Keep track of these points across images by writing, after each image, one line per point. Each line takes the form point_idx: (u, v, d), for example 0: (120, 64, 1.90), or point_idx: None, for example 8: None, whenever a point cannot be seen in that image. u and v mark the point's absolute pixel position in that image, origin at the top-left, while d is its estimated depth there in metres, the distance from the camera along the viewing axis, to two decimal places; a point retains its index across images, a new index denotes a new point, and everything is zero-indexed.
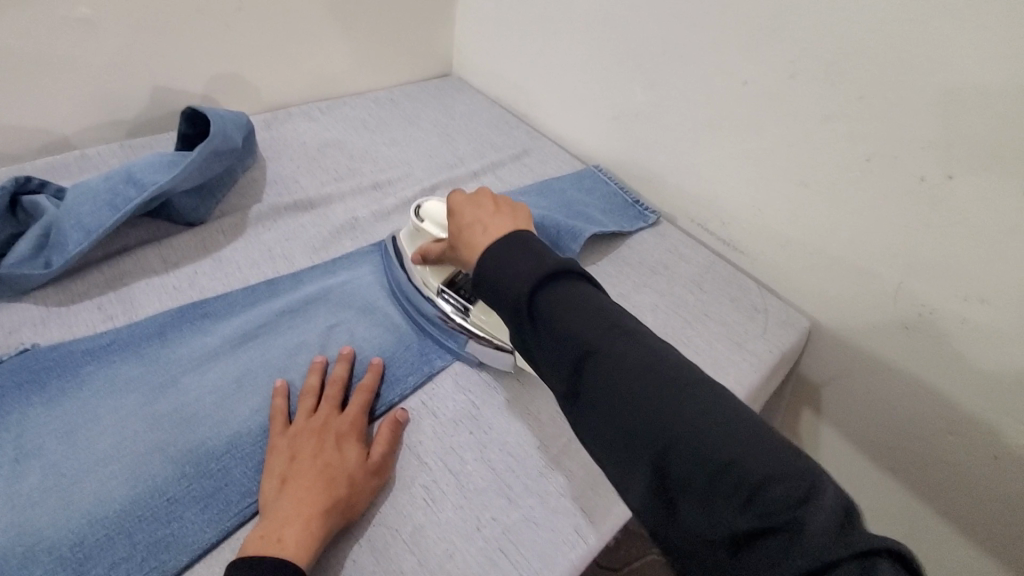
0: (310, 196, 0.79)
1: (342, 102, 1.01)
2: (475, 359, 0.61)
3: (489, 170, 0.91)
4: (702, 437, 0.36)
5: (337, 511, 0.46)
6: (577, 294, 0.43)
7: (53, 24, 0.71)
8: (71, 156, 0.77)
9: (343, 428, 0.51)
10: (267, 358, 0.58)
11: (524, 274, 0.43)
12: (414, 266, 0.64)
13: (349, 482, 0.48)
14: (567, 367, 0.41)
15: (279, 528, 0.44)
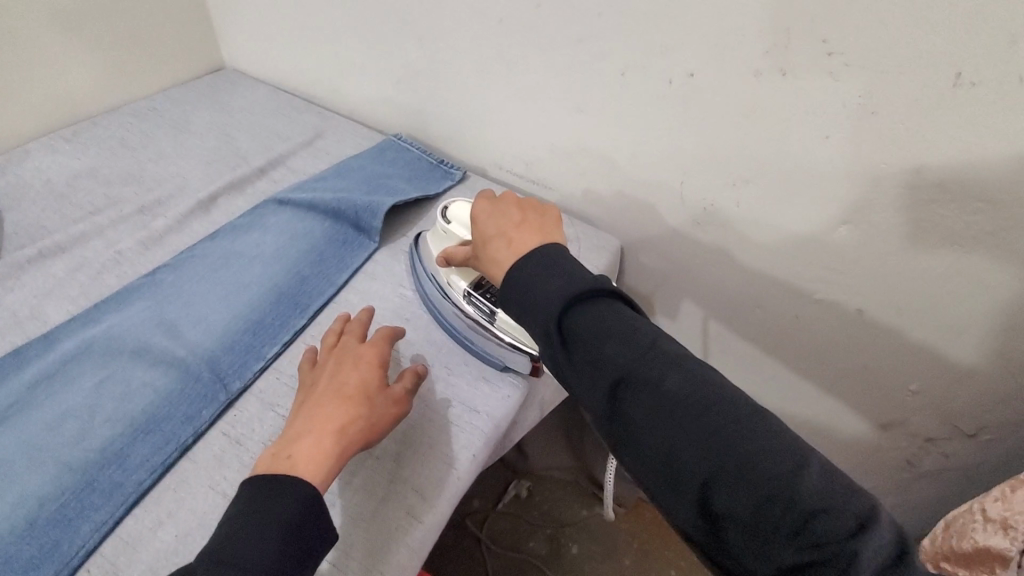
0: (59, 240, 0.68)
1: (90, 124, 0.87)
2: (500, 365, 0.59)
3: (279, 163, 0.83)
4: (752, 466, 0.37)
5: (351, 432, 0.47)
6: (609, 313, 0.44)
7: None
8: None
9: (360, 354, 0.53)
10: (20, 441, 0.50)
11: (552, 291, 0.45)
12: (440, 268, 0.62)
13: (367, 404, 0.49)
14: (604, 384, 0.42)
15: (292, 446, 0.46)
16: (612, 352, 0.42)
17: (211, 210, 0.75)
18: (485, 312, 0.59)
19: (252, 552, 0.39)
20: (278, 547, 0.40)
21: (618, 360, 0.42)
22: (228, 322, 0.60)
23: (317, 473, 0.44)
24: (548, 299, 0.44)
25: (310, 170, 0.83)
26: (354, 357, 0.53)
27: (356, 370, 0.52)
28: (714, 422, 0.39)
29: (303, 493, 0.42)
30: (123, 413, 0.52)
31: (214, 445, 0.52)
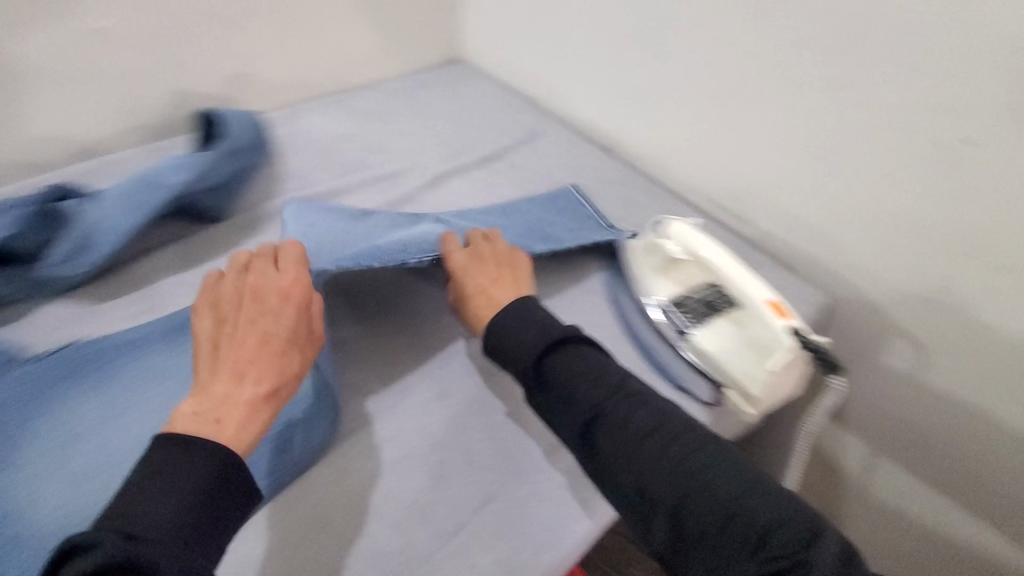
0: (321, 192, 0.81)
1: (352, 94, 1.02)
2: (677, 383, 0.60)
3: (496, 157, 0.91)
4: (716, 490, 0.41)
5: (287, 385, 0.46)
6: (577, 358, 0.49)
7: (76, 39, 0.74)
8: (100, 160, 0.79)
9: (282, 286, 0.48)
10: None
11: (531, 342, 0.50)
12: (642, 280, 0.65)
13: (285, 345, 0.46)
14: (583, 420, 0.46)
15: (215, 410, 0.42)
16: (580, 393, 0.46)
17: (436, 189, 0.84)
18: (677, 329, 0.62)
19: (168, 511, 0.37)
20: (184, 514, 0.37)
21: (590, 401, 0.46)
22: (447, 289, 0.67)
23: (244, 437, 0.42)
24: (526, 348, 0.50)
25: (524, 167, 0.89)
26: (266, 307, 0.47)
27: (285, 313, 0.47)
28: (680, 452, 0.43)
29: (224, 455, 0.40)
30: (355, 347, 0.60)
31: (418, 393, 0.58)
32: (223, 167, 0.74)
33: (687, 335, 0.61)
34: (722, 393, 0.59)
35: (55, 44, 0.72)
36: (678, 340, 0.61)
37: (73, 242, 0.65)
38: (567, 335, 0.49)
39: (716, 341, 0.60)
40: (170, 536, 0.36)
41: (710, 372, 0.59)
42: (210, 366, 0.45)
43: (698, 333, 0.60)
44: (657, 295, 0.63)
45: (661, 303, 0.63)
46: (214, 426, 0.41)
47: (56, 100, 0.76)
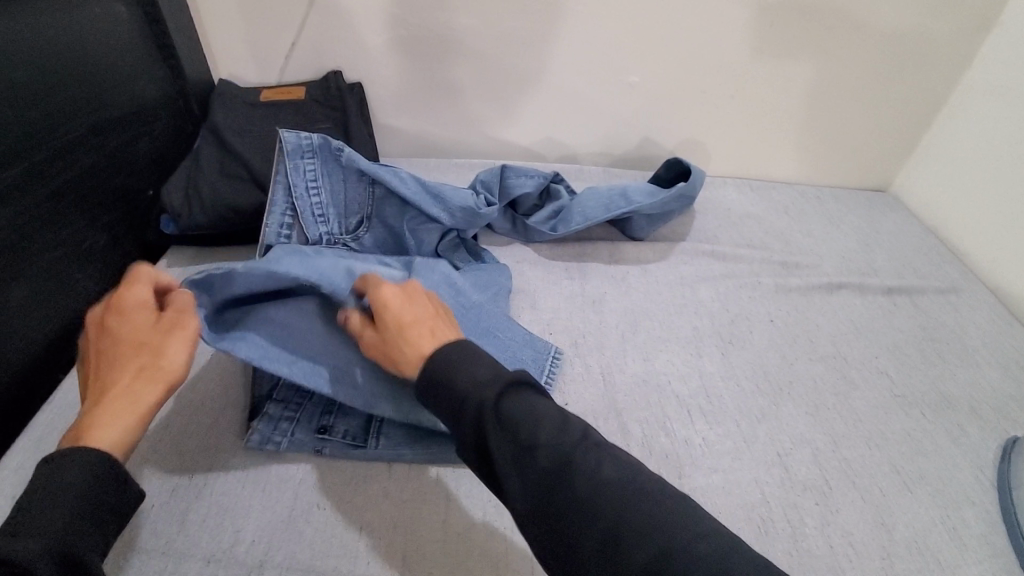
0: (725, 250, 0.91)
1: (771, 186, 1.11)
2: None
3: (904, 291, 0.87)
4: (614, 514, 0.40)
5: (149, 379, 0.47)
6: (534, 405, 0.45)
7: (614, 84, 1.01)
8: (576, 168, 1.06)
9: (125, 303, 0.50)
10: (663, 357, 0.72)
11: (479, 378, 0.46)
12: None
13: (147, 344, 0.48)
14: (540, 474, 0.42)
15: (80, 425, 0.45)
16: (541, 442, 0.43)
17: (831, 293, 0.86)
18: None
19: (36, 514, 0.40)
20: (66, 519, 0.40)
21: (551, 446, 0.43)
22: (812, 385, 0.71)
23: (108, 437, 0.44)
24: (480, 385, 0.45)
25: (932, 314, 0.84)
26: (128, 324, 0.49)
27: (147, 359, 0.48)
28: (623, 499, 0.41)
29: (86, 463, 0.42)
30: (718, 386, 0.69)
31: (762, 452, 0.62)
32: (667, 211, 0.90)
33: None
34: None
35: (597, 83, 1.01)
36: None
37: (552, 218, 0.86)
38: (516, 378, 0.46)
39: None
40: (53, 540, 0.40)
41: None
42: (103, 385, 0.46)
43: None
44: None
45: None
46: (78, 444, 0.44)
47: (574, 117, 1.05)
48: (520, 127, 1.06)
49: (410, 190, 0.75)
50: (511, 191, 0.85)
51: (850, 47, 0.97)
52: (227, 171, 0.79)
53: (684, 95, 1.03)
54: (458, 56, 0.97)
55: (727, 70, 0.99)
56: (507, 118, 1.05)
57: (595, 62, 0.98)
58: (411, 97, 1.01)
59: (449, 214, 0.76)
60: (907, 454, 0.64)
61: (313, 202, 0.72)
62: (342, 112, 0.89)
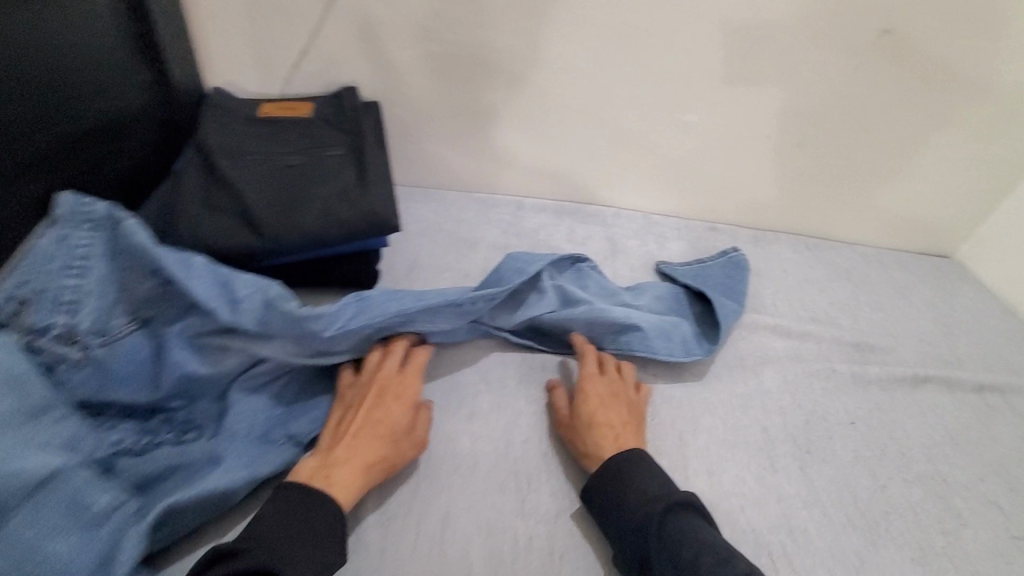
0: (790, 325, 0.78)
1: (829, 247, 1.00)
2: None
3: (998, 388, 0.74)
4: None
5: (387, 459, 0.53)
6: (687, 532, 0.48)
7: (668, 123, 0.89)
8: (611, 213, 0.98)
9: (397, 387, 0.57)
10: (731, 470, 0.59)
11: (649, 494, 0.50)
12: None
13: (404, 432, 0.55)
14: (630, 538, 0.49)
15: (329, 467, 0.51)
16: (627, 504, 0.50)
17: (916, 388, 0.73)
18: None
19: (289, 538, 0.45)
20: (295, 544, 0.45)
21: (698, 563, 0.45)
22: (911, 515, 0.58)
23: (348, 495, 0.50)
24: (646, 500, 0.50)
25: None
26: (394, 403, 0.55)
27: (393, 405, 0.55)
28: (704, 565, 0.45)
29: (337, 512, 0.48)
30: (800, 514, 0.56)
31: None
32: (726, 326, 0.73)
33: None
34: None
35: (648, 119, 0.88)
36: None
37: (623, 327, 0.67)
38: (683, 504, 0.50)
39: None
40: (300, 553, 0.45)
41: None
42: (362, 435, 0.53)
43: None
44: None
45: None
46: (327, 482, 0.50)
47: (617, 155, 0.93)
48: (555, 163, 0.94)
49: (206, 287, 0.55)
50: (476, 303, 0.62)
51: (940, 98, 0.85)
52: (213, 202, 0.64)
53: (744, 140, 0.90)
54: (496, 79, 0.84)
55: (795, 117, 0.88)
56: (543, 150, 0.92)
57: (647, 97, 0.86)
58: (435, 120, 0.88)
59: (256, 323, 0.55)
60: None
61: (69, 285, 0.53)
62: (356, 135, 0.73)
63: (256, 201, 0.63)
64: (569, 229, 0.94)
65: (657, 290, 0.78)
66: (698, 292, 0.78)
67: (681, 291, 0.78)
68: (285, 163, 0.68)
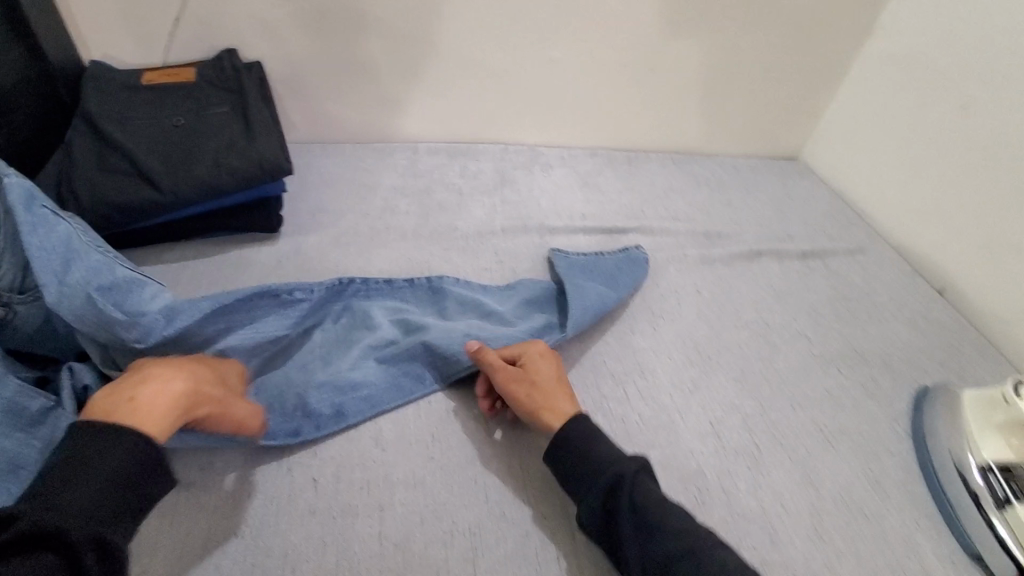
0: (652, 225, 0.92)
1: (692, 160, 1.14)
2: (977, 552, 0.55)
3: (817, 255, 0.91)
4: None
5: (205, 396, 0.51)
6: (651, 498, 0.51)
7: (534, 60, 0.99)
8: (499, 149, 1.07)
9: (216, 360, 0.57)
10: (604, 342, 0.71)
11: (615, 461, 0.53)
12: (963, 431, 0.62)
13: (224, 390, 0.54)
14: (602, 501, 0.52)
15: (138, 391, 0.48)
16: (590, 466, 0.53)
17: (752, 261, 0.88)
18: (996, 495, 0.57)
19: (86, 491, 0.42)
20: (94, 501, 0.41)
21: (662, 529, 0.49)
22: (737, 351, 0.73)
23: (162, 417, 0.47)
24: (612, 464, 0.53)
25: (842, 275, 0.88)
26: (213, 369, 0.55)
27: (215, 366, 0.57)
28: (671, 525, 0.49)
29: (147, 430, 0.45)
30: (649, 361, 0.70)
31: (694, 425, 0.63)
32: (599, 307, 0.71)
33: (1009, 506, 0.56)
34: None
35: (519, 60, 0.98)
36: (994, 510, 0.56)
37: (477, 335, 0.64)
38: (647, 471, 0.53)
39: None
40: (94, 524, 0.41)
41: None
42: (182, 369, 0.52)
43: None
44: (979, 452, 0.59)
45: (987, 462, 0.59)
46: (133, 405, 0.46)
47: (496, 96, 1.02)
48: (441, 109, 1.02)
49: (43, 254, 0.54)
50: (294, 295, 0.65)
51: (759, 16, 0.99)
52: (109, 165, 0.70)
53: (605, 71, 1.02)
54: (372, 32, 0.91)
55: (644, 43, 0.99)
56: (428, 97, 1.00)
57: (513, 36, 0.95)
58: (320, 77, 0.94)
59: (88, 305, 0.53)
60: (826, 410, 0.67)
61: None
62: (239, 94, 0.80)
63: (151, 161, 0.70)
64: (460, 166, 1.02)
65: (529, 291, 0.74)
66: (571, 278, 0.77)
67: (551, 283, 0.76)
68: (173, 125, 0.74)
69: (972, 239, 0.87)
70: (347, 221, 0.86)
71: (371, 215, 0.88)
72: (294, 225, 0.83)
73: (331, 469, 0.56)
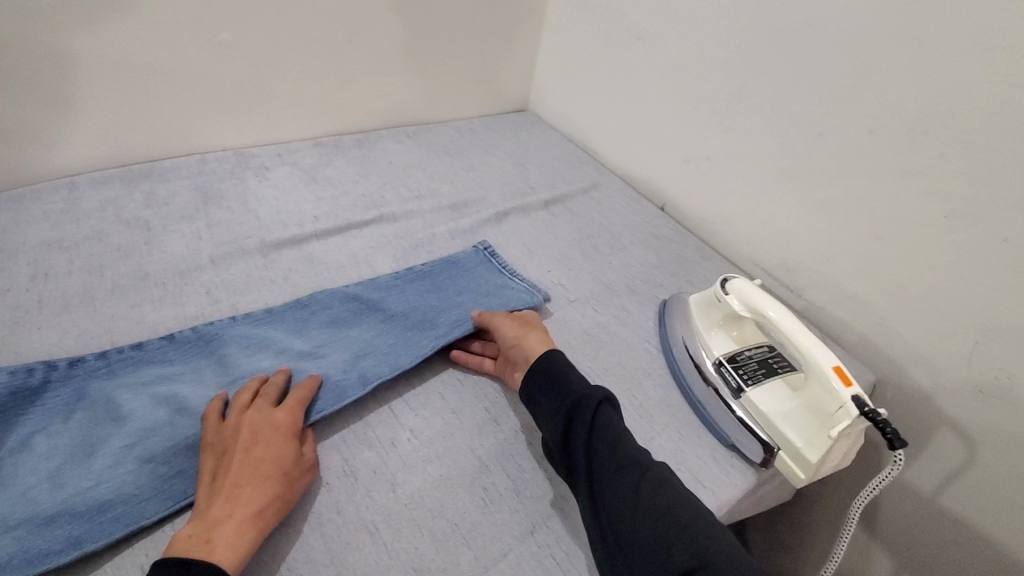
0: (393, 210, 0.85)
1: (426, 129, 1.09)
2: (728, 439, 0.61)
3: (558, 200, 0.94)
4: (666, 495, 0.48)
5: (271, 509, 0.46)
6: (616, 422, 0.53)
7: (197, 46, 0.80)
8: (194, 160, 0.88)
9: (279, 427, 0.50)
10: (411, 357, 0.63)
11: (589, 385, 0.56)
12: (697, 335, 0.68)
13: (284, 471, 0.48)
14: (564, 411, 0.54)
15: (209, 529, 0.43)
16: (555, 385, 0.56)
17: (501, 222, 0.87)
18: (732, 386, 0.63)
19: None
20: None
21: (633, 451, 0.51)
22: None
23: (239, 552, 0.43)
24: (582, 387, 0.55)
25: (583, 214, 0.93)
26: (271, 442, 0.49)
27: (273, 440, 0.49)
28: (629, 444, 0.52)
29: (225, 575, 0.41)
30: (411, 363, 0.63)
31: (469, 417, 0.59)
32: (423, 311, 0.67)
33: (742, 393, 0.62)
34: (773, 455, 0.59)
35: (180, 51, 0.79)
36: (732, 399, 0.63)
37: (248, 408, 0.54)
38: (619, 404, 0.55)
39: (767, 400, 0.61)
40: None
41: (765, 436, 0.60)
42: (245, 477, 0.46)
43: (751, 391, 0.62)
44: (711, 350, 0.66)
45: (719, 358, 0.66)
46: (206, 548, 0.42)
47: (164, 98, 0.82)
48: (92, 127, 0.79)
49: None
50: None
51: None
52: None
53: (297, 49, 0.88)
54: None
55: (332, 13, 0.88)
56: (67, 116, 0.76)
57: (156, 21, 0.76)
58: None
59: None
60: (590, 352, 0.69)
61: None
62: None
63: None
64: (145, 191, 0.82)
65: (326, 312, 0.66)
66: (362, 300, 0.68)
67: (357, 290, 0.69)
68: None
69: (674, 155, 0.97)
70: None
71: (11, 290, 0.64)
72: None
73: None
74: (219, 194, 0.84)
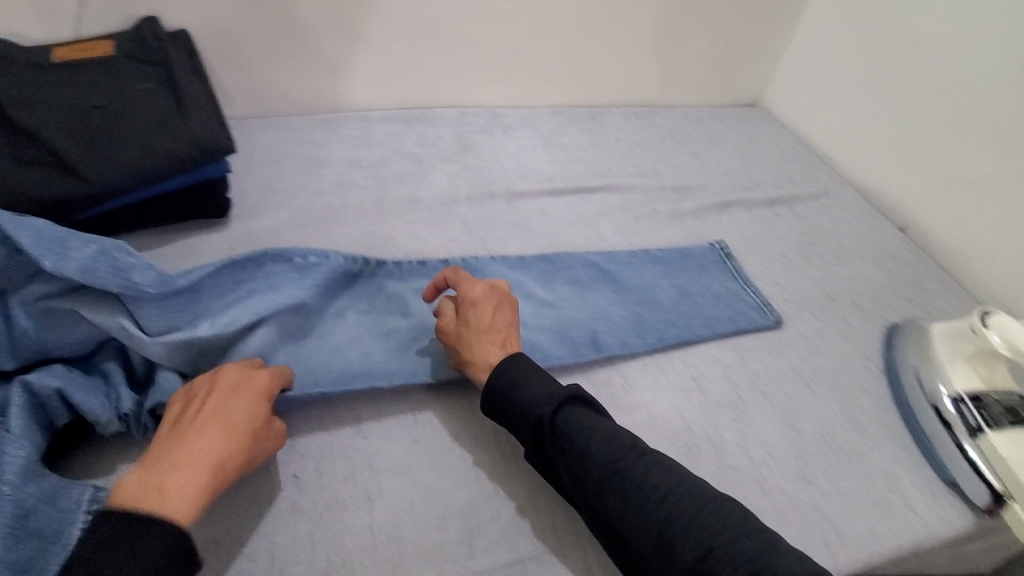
0: (620, 181, 0.90)
1: (655, 111, 1.12)
2: (950, 477, 0.59)
3: (784, 201, 0.91)
4: (658, 502, 0.48)
5: (227, 465, 0.46)
6: (576, 420, 0.53)
7: (484, 12, 0.93)
8: (456, 112, 1.02)
9: (252, 386, 0.50)
10: (645, 325, 0.67)
11: (541, 393, 0.53)
12: (936, 364, 0.64)
13: (247, 428, 0.48)
14: (533, 435, 0.52)
15: (160, 478, 0.43)
16: (523, 399, 0.53)
17: (722, 212, 0.88)
18: (969, 424, 0.60)
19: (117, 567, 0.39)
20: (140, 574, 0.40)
21: (604, 455, 0.51)
22: (717, 305, 0.72)
23: (189, 506, 0.43)
24: (540, 401, 0.53)
25: (810, 219, 0.89)
26: (240, 400, 0.49)
27: (242, 399, 0.49)
28: (595, 446, 0.51)
29: (165, 530, 0.41)
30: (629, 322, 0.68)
31: (677, 380, 0.63)
32: (653, 294, 0.72)
33: (980, 434, 0.59)
34: (1003, 504, 0.56)
35: (470, 15, 0.92)
36: (965, 439, 0.59)
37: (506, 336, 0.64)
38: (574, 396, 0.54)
39: (1010, 447, 0.58)
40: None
41: (996, 482, 0.57)
42: (208, 430, 0.46)
43: (992, 434, 0.59)
44: (951, 384, 0.62)
45: (958, 394, 0.62)
46: (156, 498, 0.42)
47: (448, 56, 0.96)
48: (392, 74, 0.96)
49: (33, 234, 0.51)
50: (306, 259, 0.62)
51: None
52: (22, 156, 0.62)
53: (561, 22, 0.97)
54: None
55: None
56: (379, 60, 0.94)
57: None
58: (254, 47, 0.86)
59: (87, 275, 0.51)
60: (806, 355, 0.68)
61: None
62: (168, 67, 0.72)
63: (75, 149, 0.63)
64: (418, 132, 0.96)
65: (568, 268, 0.73)
66: (599, 267, 0.74)
67: (597, 258, 0.75)
68: (93, 105, 0.67)
69: (931, 175, 0.89)
70: (301, 200, 0.80)
71: (327, 192, 0.82)
72: (245, 208, 0.77)
73: (308, 463, 0.53)
74: (473, 143, 0.96)
